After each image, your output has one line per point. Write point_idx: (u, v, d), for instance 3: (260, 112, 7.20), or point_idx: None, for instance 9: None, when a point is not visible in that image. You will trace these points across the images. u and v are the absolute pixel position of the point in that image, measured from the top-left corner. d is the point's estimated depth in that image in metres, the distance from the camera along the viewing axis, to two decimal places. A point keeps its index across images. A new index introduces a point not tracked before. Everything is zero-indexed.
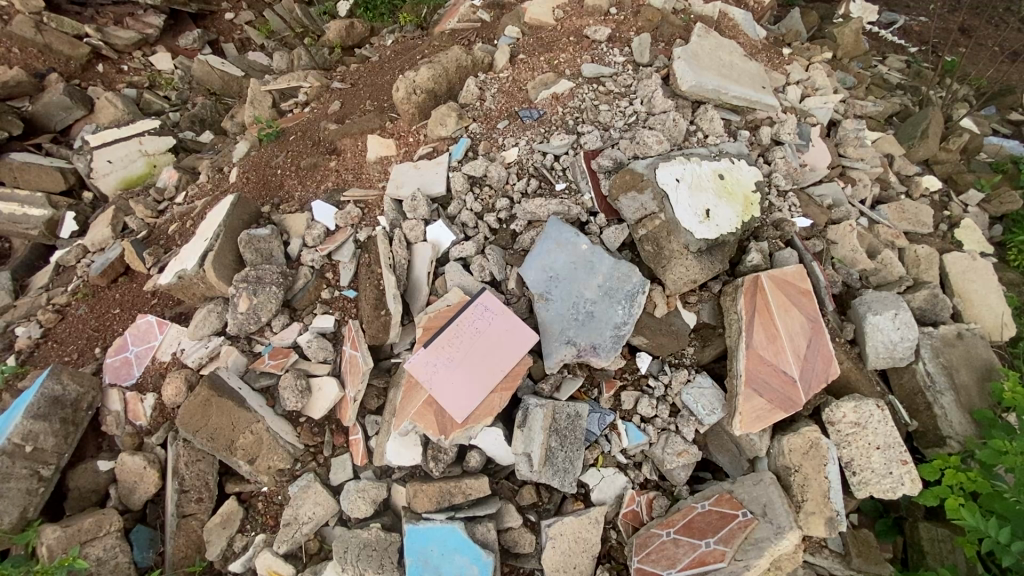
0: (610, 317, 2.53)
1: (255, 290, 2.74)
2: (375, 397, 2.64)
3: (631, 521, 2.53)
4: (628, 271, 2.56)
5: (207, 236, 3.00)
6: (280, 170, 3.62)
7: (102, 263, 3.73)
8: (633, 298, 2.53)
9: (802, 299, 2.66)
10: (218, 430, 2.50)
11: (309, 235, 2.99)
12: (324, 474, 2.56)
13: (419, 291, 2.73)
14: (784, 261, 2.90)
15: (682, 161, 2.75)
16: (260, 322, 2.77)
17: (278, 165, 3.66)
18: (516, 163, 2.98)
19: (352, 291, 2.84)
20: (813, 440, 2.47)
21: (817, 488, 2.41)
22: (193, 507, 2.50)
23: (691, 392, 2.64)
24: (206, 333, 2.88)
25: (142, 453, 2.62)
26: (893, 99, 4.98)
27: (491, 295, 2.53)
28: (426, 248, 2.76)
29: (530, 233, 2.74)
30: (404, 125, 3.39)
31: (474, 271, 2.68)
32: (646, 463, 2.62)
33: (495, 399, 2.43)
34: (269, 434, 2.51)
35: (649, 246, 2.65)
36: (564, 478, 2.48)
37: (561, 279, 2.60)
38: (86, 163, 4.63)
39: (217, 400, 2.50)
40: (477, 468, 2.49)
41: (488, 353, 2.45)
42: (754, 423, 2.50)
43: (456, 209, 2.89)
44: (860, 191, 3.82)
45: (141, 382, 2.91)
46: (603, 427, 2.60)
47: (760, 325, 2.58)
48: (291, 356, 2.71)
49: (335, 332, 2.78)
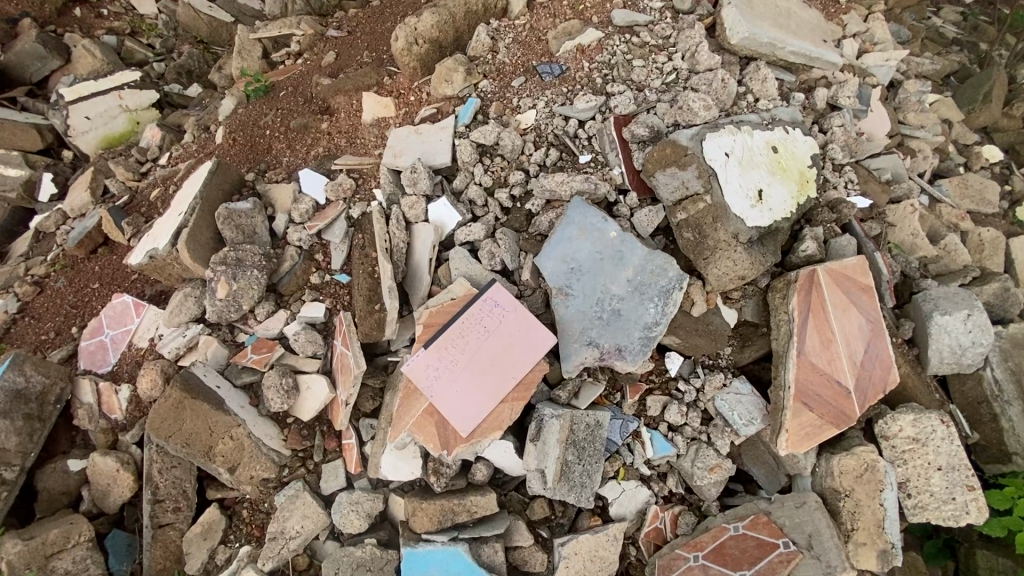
0: (640, 317, 2.15)
1: (235, 274, 2.44)
2: (370, 399, 2.34)
3: (653, 539, 2.32)
4: (663, 264, 2.14)
5: (181, 210, 2.66)
6: (268, 131, 3.25)
7: (79, 232, 3.47)
8: (668, 295, 2.13)
9: (861, 297, 2.32)
10: (193, 436, 2.18)
11: (296, 211, 2.63)
12: (315, 482, 2.30)
13: (420, 280, 2.36)
14: (841, 250, 2.49)
15: (731, 131, 2.27)
16: (241, 311, 2.48)
17: (266, 125, 3.28)
18: (533, 130, 2.52)
19: (344, 276, 2.52)
20: (869, 463, 2.14)
21: (870, 518, 2.12)
22: (169, 517, 2.22)
23: (726, 400, 2.34)
24: (183, 320, 2.58)
25: (115, 453, 2.38)
26: (952, 56, 4.41)
27: (502, 289, 2.19)
28: (428, 231, 2.37)
29: (548, 215, 2.28)
30: (405, 82, 2.96)
31: (482, 259, 2.30)
32: (672, 475, 2.37)
33: (505, 409, 2.13)
34: (252, 440, 2.20)
35: (688, 233, 2.16)
36: (581, 493, 2.21)
37: (584, 272, 2.18)
38: (62, 119, 4.24)
39: (191, 403, 2.16)
40: (483, 481, 2.22)
41: (495, 357, 2.13)
42: (802, 441, 2.17)
43: (462, 184, 2.46)
44: (919, 164, 3.48)
45: (117, 372, 2.69)
46: (625, 436, 2.33)
47: (812, 327, 2.20)
48: (275, 350, 2.39)
49: (326, 323, 2.47)
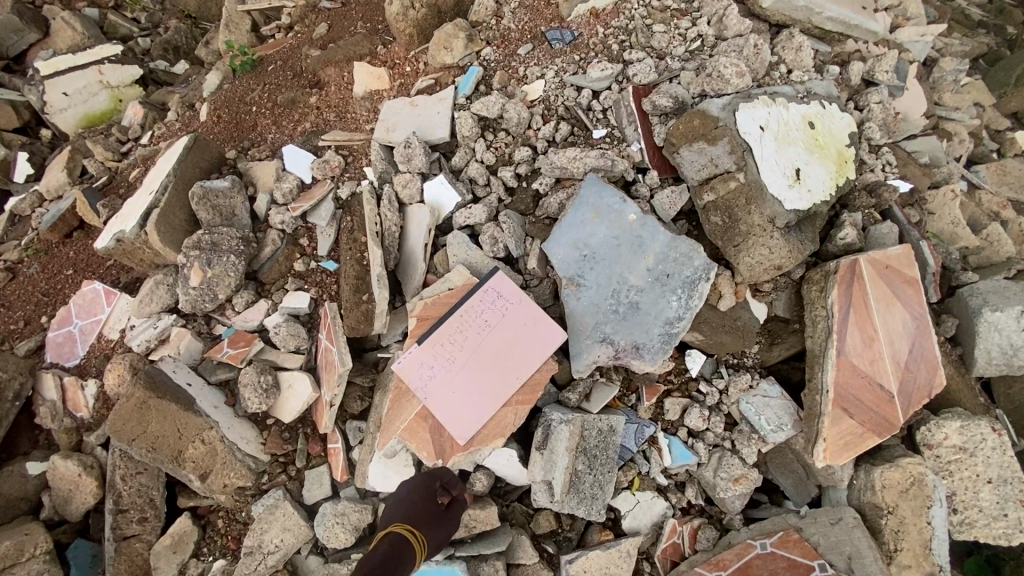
0: (660, 311, 1.91)
1: (210, 260, 2.20)
2: (358, 400, 2.10)
3: (670, 556, 2.10)
4: (688, 251, 1.89)
5: (152, 189, 2.41)
6: (254, 107, 2.99)
7: (52, 215, 3.22)
8: (692, 287, 1.89)
9: (906, 290, 2.07)
10: (160, 439, 1.95)
11: (279, 190, 2.38)
12: (297, 490, 2.08)
13: (413, 268, 2.11)
14: (883, 239, 2.23)
15: (765, 102, 2.01)
16: (217, 300, 2.25)
17: (253, 101, 3.02)
18: (541, 102, 2.26)
19: (331, 263, 2.28)
20: (916, 477, 1.93)
21: (916, 537, 1.91)
22: (135, 528, 2.01)
23: (753, 402, 2.11)
24: (154, 310, 2.34)
25: (77, 455, 2.16)
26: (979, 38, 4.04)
27: (506, 279, 1.96)
28: (423, 213, 2.11)
29: (558, 196, 2.04)
30: (400, 51, 2.70)
31: (484, 244, 2.05)
32: (691, 485, 2.15)
33: (507, 413, 1.90)
34: (225, 444, 1.98)
35: (716, 217, 1.92)
36: (591, 506, 1.99)
37: (598, 260, 1.93)
38: (39, 95, 3.97)
39: (157, 403, 1.93)
40: (483, 492, 2.00)
41: (497, 355, 1.91)
42: (841, 452, 1.94)
43: (462, 161, 2.21)
44: (954, 148, 3.23)
45: (84, 366, 2.47)
46: (641, 443, 2.11)
47: (853, 325, 1.96)
48: (253, 344, 2.16)
49: (310, 314, 2.24)
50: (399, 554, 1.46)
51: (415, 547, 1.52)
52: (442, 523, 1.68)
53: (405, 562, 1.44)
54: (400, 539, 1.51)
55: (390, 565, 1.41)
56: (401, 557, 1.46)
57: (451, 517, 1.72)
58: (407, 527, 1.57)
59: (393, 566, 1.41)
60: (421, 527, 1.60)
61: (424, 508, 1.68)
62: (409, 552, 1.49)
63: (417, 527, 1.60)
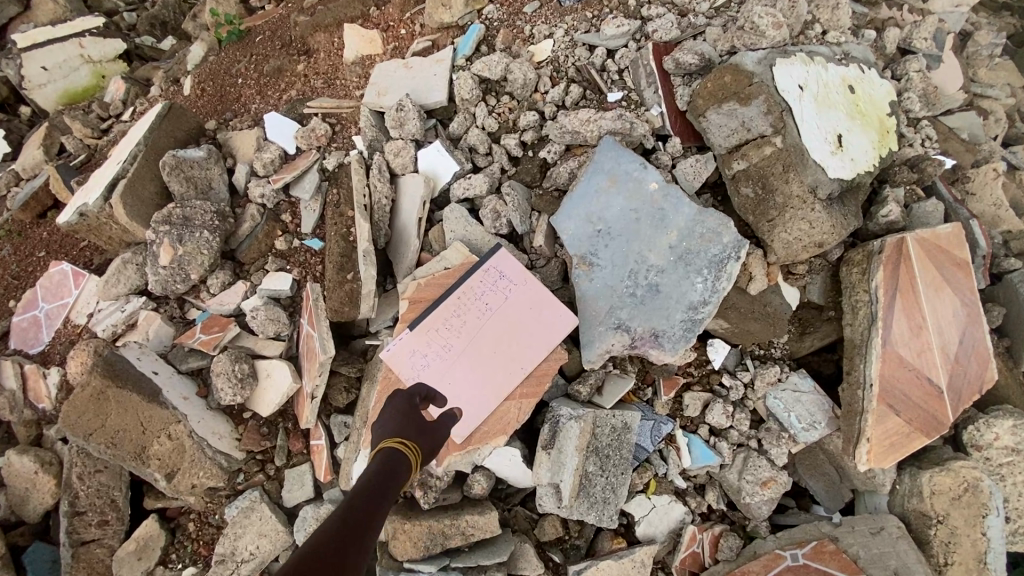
0: (683, 295, 1.69)
1: (180, 236, 1.98)
2: (343, 392, 1.88)
3: (689, 566, 1.89)
4: (716, 226, 1.67)
5: (120, 158, 2.19)
6: (239, 78, 2.75)
7: (22, 195, 2.98)
8: (720, 267, 1.67)
9: (956, 274, 1.84)
10: (121, 434, 1.74)
11: (259, 160, 2.16)
12: (275, 491, 1.88)
13: (405, 245, 1.89)
14: (928, 217, 2.00)
15: (803, 59, 1.77)
16: (190, 282, 2.03)
17: (238, 71, 2.77)
18: (549, 63, 2.02)
19: (316, 241, 2.07)
20: (970, 483, 1.72)
21: (969, 550, 1.70)
22: (94, 532, 1.81)
23: (782, 397, 1.90)
24: (121, 292, 2.13)
25: (35, 451, 1.96)
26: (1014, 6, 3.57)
27: (509, 257, 1.74)
28: (417, 183, 1.89)
29: (567, 165, 1.82)
30: (394, 13, 2.46)
31: (484, 219, 1.83)
32: (712, 489, 1.94)
33: (510, 407, 1.71)
34: (194, 440, 1.77)
35: (748, 188, 1.69)
36: (603, 511, 1.79)
37: (614, 237, 1.71)
38: (16, 70, 3.52)
39: (117, 394, 1.72)
40: (482, 495, 1.80)
41: (499, 342, 1.71)
42: (886, 454, 1.73)
43: (460, 127, 1.98)
44: (992, 126, 2.99)
45: (48, 353, 2.27)
46: (657, 441, 1.90)
47: (899, 311, 1.74)
48: (228, 330, 1.94)
49: (293, 297, 2.02)
50: (390, 474, 1.20)
51: (408, 463, 1.25)
52: (434, 428, 1.44)
53: (397, 481, 1.20)
54: (393, 455, 1.25)
55: (382, 491, 1.15)
56: (393, 473, 1.21)
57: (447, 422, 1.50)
58: (399, 442, 1.29)
59: (388, 482, 1.19)
60: (418, 437, 1.36)
61: (410, 418, 1.41)
62: (403, 470, 1.23)
63: (409, 438, 1.33)
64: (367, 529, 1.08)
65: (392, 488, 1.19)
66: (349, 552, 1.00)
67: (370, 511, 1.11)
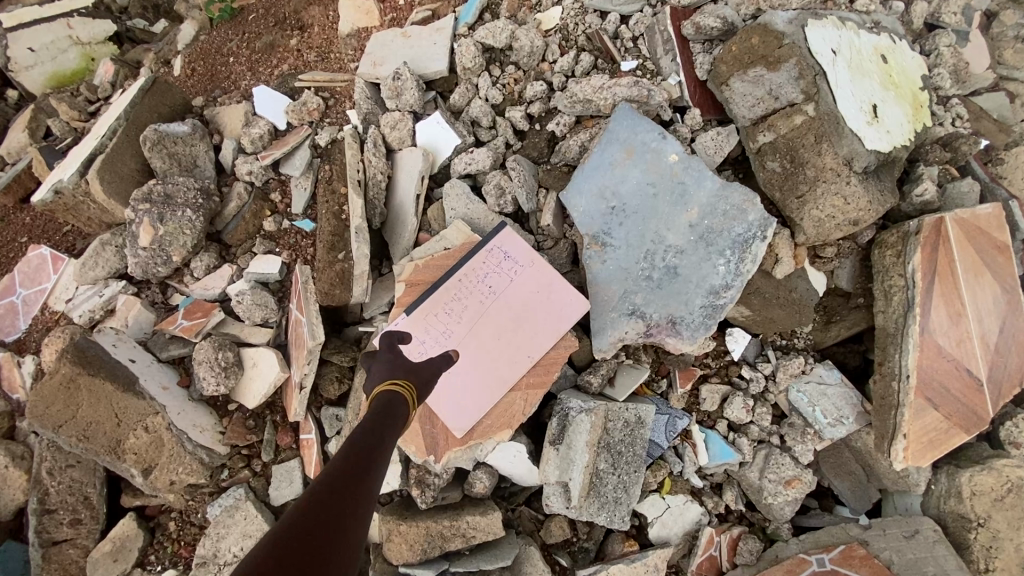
0: (704, 278, 1.56)
1: (161, 215, 1.84)
2: (334, 383, 1.75)
3: (706, 571, 1.76)
4: (741, 203, 1.52)
5: (99, 134, 2.05)
6: (230, 56, 2.51)
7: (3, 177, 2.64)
8: (744, 247, 1.53)
9: (995, 258, 1.70)
10: (93, 427, 1.61)
11: (247, 136, 2.02)
12: (262, 489, 1.75)
13: (403, 224, 1.76)
14: (963, 197, 1.85)
15: (834, 23, 1.63)
16: (172, 264, 1.89)
17: (229, 49, 2.53)
18: (558, 30, 1.87)
19: (307, 222, 1.93)
20: (1014, 482, 1.58)
21: (1014, 556, 1.56)
22: (67, 531, 1.69)
23: (807, 391, 1.76)
24: (99, 276, 1.99)
25: (6, 444, 1.83)
26: None
27: (515, 235, 1.60)
28: (415, 157, 1.75)
29: (577, 138, 1.68)
30: None
31: (488, 195, 1.69)
32: (730, 488, 1.81)
33: (515, 398, 1.59)
34: (173, 434, 1.64)
35: (774, 163, 1.56)
36: (614, 512, 1.65)
37: (629, 215, 1.58)
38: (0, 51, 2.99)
39: (88, 383, 1.59)
40: (483, 494, 1.67)
41: (504, 329, 1.58)
42: (923, 452, 1.60)
43: (462, 99, 1.84)
44: None
45: (24, 340, 2.15)
46: (672, 437, 1.77)
47: (937, 297, 1.60)
48: (212, 316, 1.81)
49: (282, 281, 1.89)
50: (392, 411, 1.08)
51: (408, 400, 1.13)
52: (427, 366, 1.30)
53: (397, 420, 1.06)
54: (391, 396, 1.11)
55: (381, 431, 1.02)
56: (393, 413, 1.07)
57: (439, 361, 1.36)
58: (396, 381, 1.16)
59: (388, 420, 1.05)
60: (413, 374, 1.22)
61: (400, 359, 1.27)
62: (402, 407, 1.10)
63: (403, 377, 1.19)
64: (373, 468, 0.97)
65: (395, 425, 1.08)
66: (357, 496, 0.90)
67: (370, 451, 0.98)
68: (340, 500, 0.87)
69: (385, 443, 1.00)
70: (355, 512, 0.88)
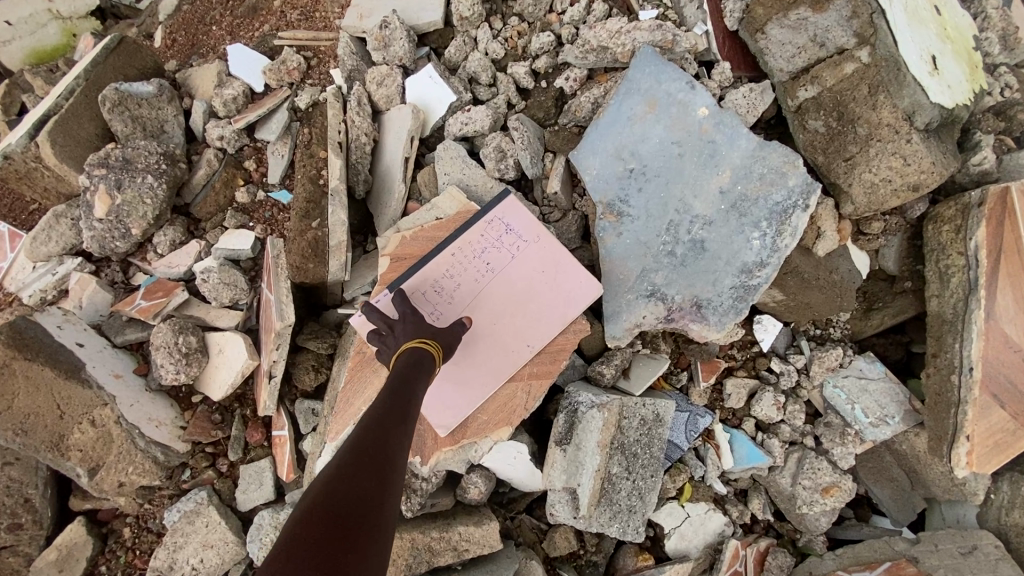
0: (736, 254, 1.34)
1: (119, 182, 1.63)
2: (310, 372, 1.54)
3: None
4: (779, 168, 1.32)
5: (56, 94, 1.82)
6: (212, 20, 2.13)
7: None
8: (783, 218, 1.32)
9: None
10: (30, 419, 1.41)
11: (219, 97, 1.80)
12: (228, 491, 1.54)
13: (389, 192, 1.56)
14: None
15: None
16: (132, 239, 1.68)
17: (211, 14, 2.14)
18: None
19: (284, 194, 1.74)
20: None
21: None
22: (5, 539, 1.48)
23: (845, 387, 1.55)
24: (52, 253, 1.77)
25: None
26: None
27: (518, 203, 1.38)
28: (404, 116, 1.54)
29: (589, 95, 1.48)
30: None
31: (486, 158, 1.49)
32: (758, 496, 1.60)
33: (516, 390, 1.39)
34: (123, 429, 1.44)
35: (818, 122, 1.35)
36: (627, 522, 1.45)
37: (649, 179, 1.37)
38: None
39: (25, 367, 1.39)
40: (479, 500, 1.46)
41: (503, 311, 1.37)
42: (990, 456, 1.40)
43: (459, 53, 1.61)
44: None
45: None
46: (693, 438, 1.56)
47: (1005, 279, 1.38)
48: (174, 296, 1.59)
49: (255, 259, 1.68)
50: (417, 375, 1.02)
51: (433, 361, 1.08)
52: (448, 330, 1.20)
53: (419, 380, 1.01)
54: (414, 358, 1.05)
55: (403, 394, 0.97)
56: (415, 375, 1.02)
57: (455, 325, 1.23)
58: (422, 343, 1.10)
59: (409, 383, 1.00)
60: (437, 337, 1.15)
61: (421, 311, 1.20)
62: (424, 367, 1.05)
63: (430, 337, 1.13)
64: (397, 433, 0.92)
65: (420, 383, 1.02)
66: (381, 466, 0.86)
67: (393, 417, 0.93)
68: (362, 482, 0.82)
69: (406, 406, 0.96)
70: (380, 489, 0.83)
